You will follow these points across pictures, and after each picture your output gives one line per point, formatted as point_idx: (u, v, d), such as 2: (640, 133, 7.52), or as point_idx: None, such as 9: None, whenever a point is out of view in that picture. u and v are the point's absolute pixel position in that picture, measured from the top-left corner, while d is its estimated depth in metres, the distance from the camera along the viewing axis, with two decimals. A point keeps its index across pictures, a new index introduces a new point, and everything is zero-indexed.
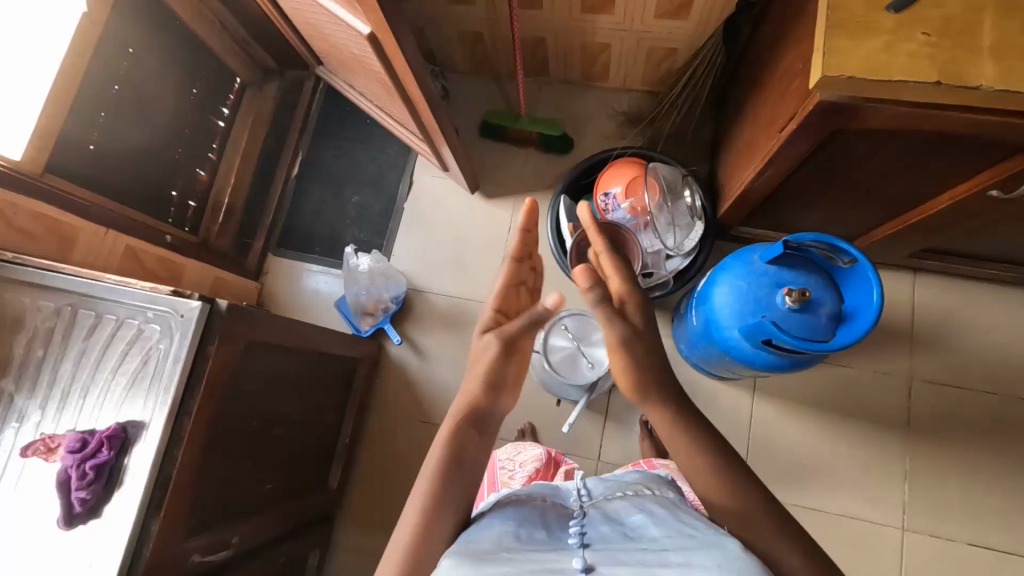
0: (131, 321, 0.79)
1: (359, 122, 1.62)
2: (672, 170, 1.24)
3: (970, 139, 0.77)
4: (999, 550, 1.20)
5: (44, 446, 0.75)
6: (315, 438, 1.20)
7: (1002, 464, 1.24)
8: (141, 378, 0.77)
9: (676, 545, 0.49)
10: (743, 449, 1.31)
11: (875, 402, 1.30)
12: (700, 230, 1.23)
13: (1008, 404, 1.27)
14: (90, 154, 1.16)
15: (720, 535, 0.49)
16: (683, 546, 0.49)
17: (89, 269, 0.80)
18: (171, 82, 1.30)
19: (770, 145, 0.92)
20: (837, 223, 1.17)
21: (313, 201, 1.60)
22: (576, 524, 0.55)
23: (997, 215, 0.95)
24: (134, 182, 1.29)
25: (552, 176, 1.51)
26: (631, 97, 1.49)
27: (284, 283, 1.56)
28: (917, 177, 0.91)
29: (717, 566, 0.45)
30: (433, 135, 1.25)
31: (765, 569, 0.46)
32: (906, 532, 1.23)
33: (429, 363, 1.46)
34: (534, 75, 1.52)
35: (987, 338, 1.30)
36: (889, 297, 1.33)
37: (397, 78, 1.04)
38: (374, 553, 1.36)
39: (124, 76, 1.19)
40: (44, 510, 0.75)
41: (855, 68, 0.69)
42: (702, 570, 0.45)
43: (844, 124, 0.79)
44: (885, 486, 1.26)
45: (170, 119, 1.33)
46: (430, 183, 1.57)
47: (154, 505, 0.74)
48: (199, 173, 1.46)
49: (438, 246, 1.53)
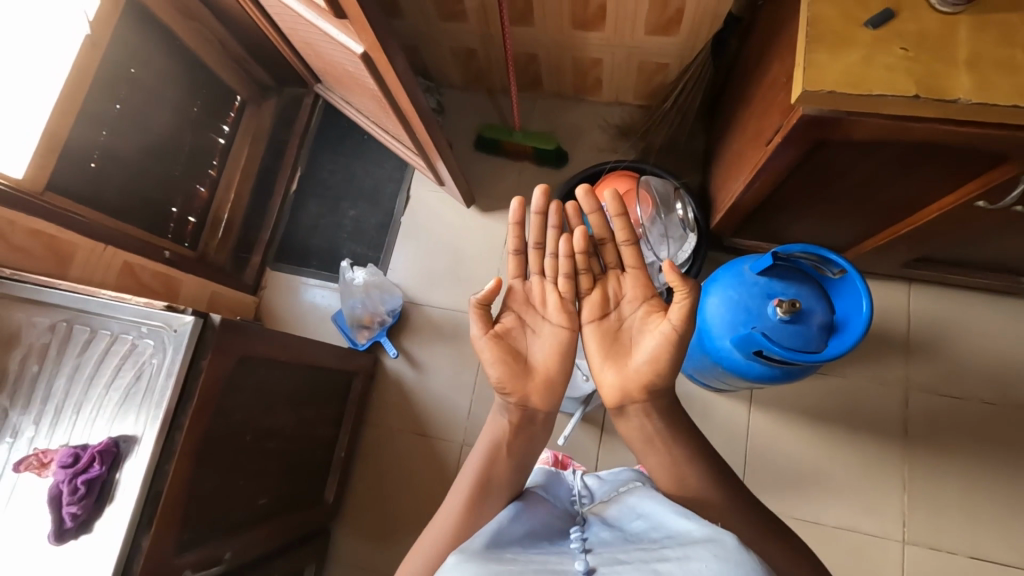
0: (125, 336, 0.80)
1: (357, 138, 1.65)
2: (664, 183, 1.25)
3: (953, 149, 0.78)
4: (1001, 562, 1.19)
5: (36, 461, 0.76)
6: (309, 451, 1.20)
7: (1002, 474, 1.23)
8: (135, 392, 0.78)
9: (674, 542, 0.49)
10: (740, 461, 1.30)
11: (872, 413, 1.29)
12: (693, 241, 1.23)
13: (1006, 413, 1.26)
14: (90, 172, 1.18)
15: (717, 529, 0.49)
16: (681, 542, 0.49)
17: (84, 285, 0.81)
18: (171, 100, 1.33)
19: (757, 158, 0.94)
20: (828, 233, 1.18)
21: (310, 215, 1.62)
22: (577, 534, 0.57)
23: (985, 224, 0.96)
24: (135, 199, 1.31)
25: (547, 189, 1.52)
26: (624, 110, 1.51)
27: (282, 297, 1.57)
28: (904, 187, 0.92)
29: (714, 556, 0.45)
30: (427, 150, 1.27)
31: (763, 566, 0.45)
32: (907, 544, 1.22)
33: (425, 375, 1.46)
34: (528, 90, 1.55)
35: (983, 347, 1.29)
36: (883, 307, 1.33)
37: (390, 95, 1.06)
38: (370, 569, 1.35)
39: (125, 95, 1.21)
40: (35, 525, 0.75)
41: (834, 82, 0.70)
42: (699, 560, 0.44)
43: (827, 137, 0.80)
44: (884, 498, 1.25)
45: (170, 137, 1.35)
46: (426, 196, 1.59)
47: (145, 520, 0.74)
48: (198, 189, 1.48)
49: (434, 259, 1.54)
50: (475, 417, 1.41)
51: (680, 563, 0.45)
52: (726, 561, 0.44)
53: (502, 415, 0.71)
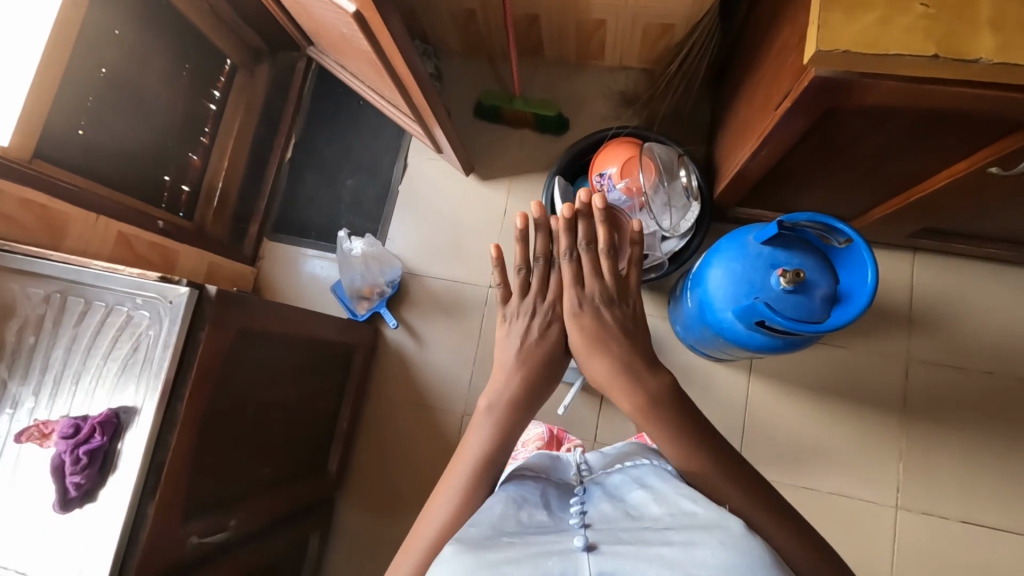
0: (120, 308, 0.79)
1: (353, 105, 1.60)
2: (668, 150, 1.22)
3: (968, 115, 0.75)
4: (992, 527, 1.21)
5: (38, 432, 0.76)
6: (311, 421, 1.21)
7: (998, 442, 1.25)
8: (132, 364, 0.77)
9: (678, 524, 0.49)
10: (738, 429, 1.32)
11: (871, 383, 1.30)
12: (696, 210, 1.21)
13: (1004, 384, 1.27)
14: (78, 140, 1.15)
15: (721, 513, 0.49)
16: (685, 524, 0.49)
17: (76, 256, 0.80)
18: (160, 64, 1.28)
19: (765, 124, 0.91)
20: (834, 203, 1.16)
21: (307, 185, 1.59)
22: (576, 504, 0.56)
23: (995, 194, 0.94)
24: (126, 168, 1.28)
25: (548, 158, 1.49)
26: (628, 76, 1.47)
27: (279, 267, 1.56)
28: (915, 155, 0.90)
29: (719, 544, 0.45)
30: (425, 117, 1.23)
31: (767, 551, 0.45)
32: (899, 510, 1.24)
33: (426, 347, 1.46)
34: (529, 54, 1.50)
35: (985, 319, 1.29)
36: (887, 278, 1.32)
37: (386, 58, 1.02)
38: (374, 533, 1.38)
39: (111, 59, 1.17)
40: (40, 494, 0.76)
41: (850, 42, 0.67)
42: (703, 546, 0.44)
43: (839, 102, 0.77)
44: (879, 465, 1.27)
45: (160, 103, 1.31)
46: (424, 165, 1.56)
47: (149, 489, 0.75)
48: (191, 158, 1.44)
49: (433, 229, 1.52)
50: (476, 388, 1.42)
51: (684, 548, 0.45)
52: (732, 548, 0.44)
53: (491, 411, 0.74)
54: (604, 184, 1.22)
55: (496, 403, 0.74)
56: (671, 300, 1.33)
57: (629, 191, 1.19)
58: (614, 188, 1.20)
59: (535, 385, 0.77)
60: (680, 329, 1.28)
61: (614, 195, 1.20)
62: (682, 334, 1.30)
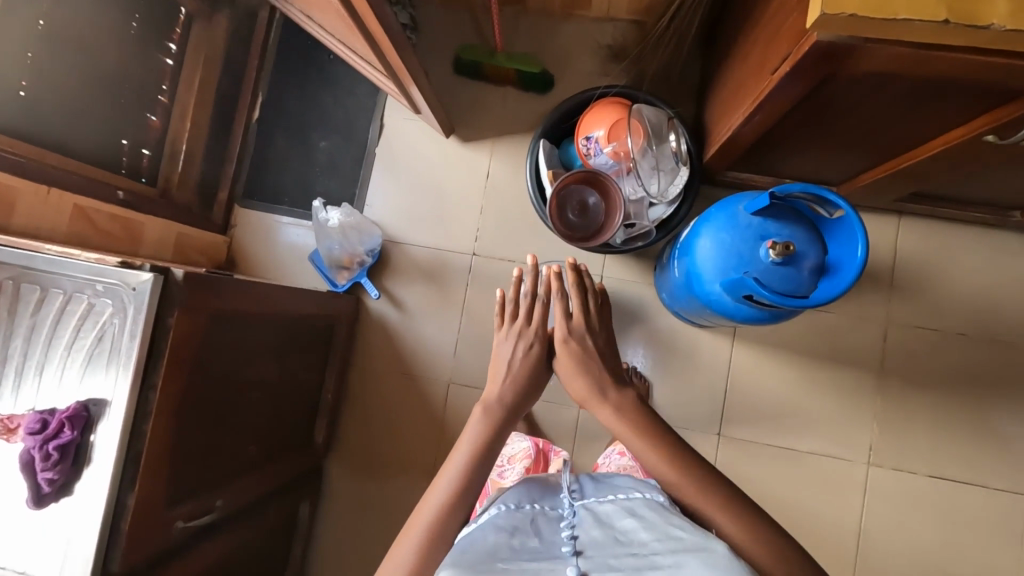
0: (80, 296, 0.74)
1: (322, 59, 1.49)
2: (657, 112, 1.17)
3: (971, 83, 0.72)
4: (957, 480, 1.27)
5: (3, 427, 0.73)
6: (295, 396, 1.19)
7: (968, 401, 1.29)
8: (99, 354, 0.73)
9: (665, 548, 0.50)
10: (720, 392, 1.34)
11: (851, 346, 1.32)
12: (685, 175, 1.16)
13: (979, 346, 1.30)
14: (20, 103, 1.05)
15: (707, 536, 0.50)
16: (672, 547, 0.50)
17: (27, 240, 0.75)
18: (105, 15, 1.16)
19: (760, 89, 0.87)
20: (825, 168, 1.13)
21: (277, 148, 1.50)
22: (567, 528, 0.56)
23: (988, 161, 0.92)
24: (77, 134, 1.18)
25: (532, 118, 1.42)
26: (615, 29, 1.39)
27: (253, 236, 1.50)
28: (911, 122, 0.87)
29: (704, 566, 0.46)
30: (400, 75, 1.15)
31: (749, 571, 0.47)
32: (871, 467, 1.29)
33: (409, 316, 1.43)
34: (511, 4, 1.40)
35: (964, 282, 1.30)
36: (872, 242, 1.32)
37: (355, 12, 0.94)
38: (364, 500, 1.40)
39: (49, 10, 1.05)
40: (13, 488, 0.74)
41: (856, 5, 0.62)
42: (689, 569, 0.46)
43: (840, 68, 0.73)
44: (855, 426, 1.31)
45: (109, 60, 1.20)
46: (402, 125, 1.48)
47: (127, 480, 0.73)
48: (150, 119, 1.33)
49: (414, 194, 1.46)
50: (462, 357, 1.41)
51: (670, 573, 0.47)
52: (717, 568, 0.46)
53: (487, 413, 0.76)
54: (591, 148, 1.18)
55: (493, 404, 0.77)
56: (657, 266, 1.32)
57: (617, 155, 1.16)
58: (601, 152, 1.17)
59: (527, 396, 0.79)
60: (667, 296, 1.28)
61: (601, 159, 1.18)
62: (668, 300, 1.30)
